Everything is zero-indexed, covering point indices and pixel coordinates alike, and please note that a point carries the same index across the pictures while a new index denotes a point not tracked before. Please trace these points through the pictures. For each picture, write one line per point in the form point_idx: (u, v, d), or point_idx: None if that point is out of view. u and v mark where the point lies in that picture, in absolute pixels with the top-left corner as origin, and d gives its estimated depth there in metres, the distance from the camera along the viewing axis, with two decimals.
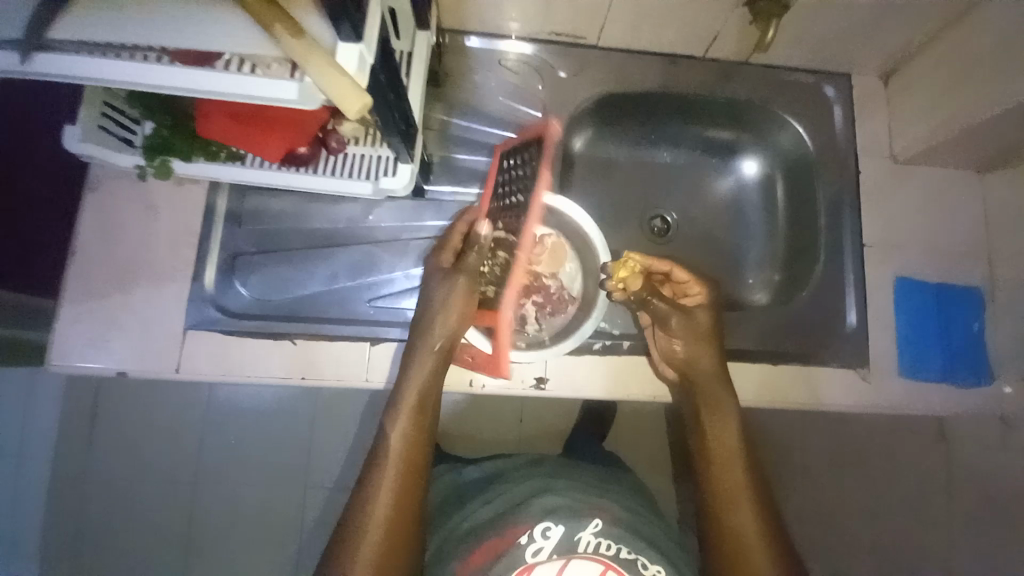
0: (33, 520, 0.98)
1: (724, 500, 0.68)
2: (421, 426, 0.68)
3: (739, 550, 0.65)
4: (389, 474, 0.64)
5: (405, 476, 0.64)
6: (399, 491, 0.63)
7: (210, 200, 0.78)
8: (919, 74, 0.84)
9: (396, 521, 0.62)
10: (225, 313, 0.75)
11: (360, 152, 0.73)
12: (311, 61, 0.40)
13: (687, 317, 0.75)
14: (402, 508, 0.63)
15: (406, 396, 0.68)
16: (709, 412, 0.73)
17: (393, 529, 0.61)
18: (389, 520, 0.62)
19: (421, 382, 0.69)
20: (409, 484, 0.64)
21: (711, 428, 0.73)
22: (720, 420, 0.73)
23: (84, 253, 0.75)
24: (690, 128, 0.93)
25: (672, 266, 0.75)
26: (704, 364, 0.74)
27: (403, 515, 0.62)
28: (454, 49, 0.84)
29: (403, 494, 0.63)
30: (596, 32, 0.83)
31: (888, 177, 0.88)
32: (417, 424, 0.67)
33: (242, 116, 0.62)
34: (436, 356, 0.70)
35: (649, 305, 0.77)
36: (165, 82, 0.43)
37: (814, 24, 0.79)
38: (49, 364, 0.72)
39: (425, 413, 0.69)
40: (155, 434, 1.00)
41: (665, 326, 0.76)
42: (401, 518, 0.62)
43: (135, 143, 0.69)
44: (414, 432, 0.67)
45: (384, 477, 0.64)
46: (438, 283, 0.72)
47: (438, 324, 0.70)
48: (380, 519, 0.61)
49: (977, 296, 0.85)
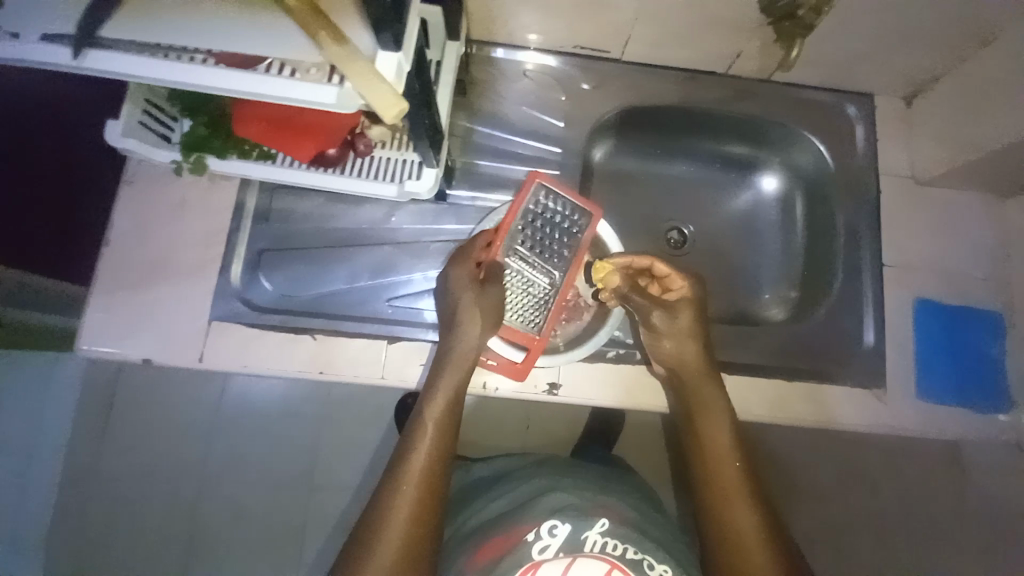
0: (52, 500, 1.01)
1: (723, 506, 0.68)
2: (450, 425, 0.70)
3: (739, 556, 0.65)
4: (414, 470, 0.66)
5: (430, 472, 0.66)
6: (423, 487, 0.65)
7: (239, 198, 0.81)
8: (943, 97, 0.84)
9: (419, 516, 0.63)
10: (249, 307, 0.77)
11: (386, 155, 0.75)
12: (353, 70, 0.42)
13: (669, 314, 0.74)
14: (424, 502, 0.64)
15: (438, 395, 0.70)
16: (702, 414, 0.73)
17: (415, 523, 0.63)
18: (413, 513, 0.63)
19: (456, 383, 0.71)
20: (432, 481, 0.66)
21: (708, 432, 0.73)
22: (711, 421, 0.73)
23: (117, 244, 0.78)
24: (710, 143, 0.93)
25: (653, 261, 0.76)
26: (688, 361, 0.74)
27: (424, 510, 0.64)
28: (480, 59, 0.86)
29: (425, 489, 0.65)
30: (620, 47, 0.84)
31: (909, 199, 0.87)
32: (445, 423, 0.70)
33: (279, 121, 0.65)
34: (462, 359, 0.72)
35: (629, 301, 0.76)
36: (206, 82, 0.45)
37: (837, 45, 0.79)
38: (79, 348, 0.74)
39: (454, 412, 0.71)
40: (174, 422, 1.03)
41: (651, 326, 0.75)
42: (423, 512, 0.64)
43: (172, 139, 0.72)
44: (442, 431, 0.69)
45: (410, 472, 0.66)
46: (470, 301, 0.72)
47: (463, 329, 0.72)
48: (404, 513, 0.63)
49: (997, 321, 0.84)
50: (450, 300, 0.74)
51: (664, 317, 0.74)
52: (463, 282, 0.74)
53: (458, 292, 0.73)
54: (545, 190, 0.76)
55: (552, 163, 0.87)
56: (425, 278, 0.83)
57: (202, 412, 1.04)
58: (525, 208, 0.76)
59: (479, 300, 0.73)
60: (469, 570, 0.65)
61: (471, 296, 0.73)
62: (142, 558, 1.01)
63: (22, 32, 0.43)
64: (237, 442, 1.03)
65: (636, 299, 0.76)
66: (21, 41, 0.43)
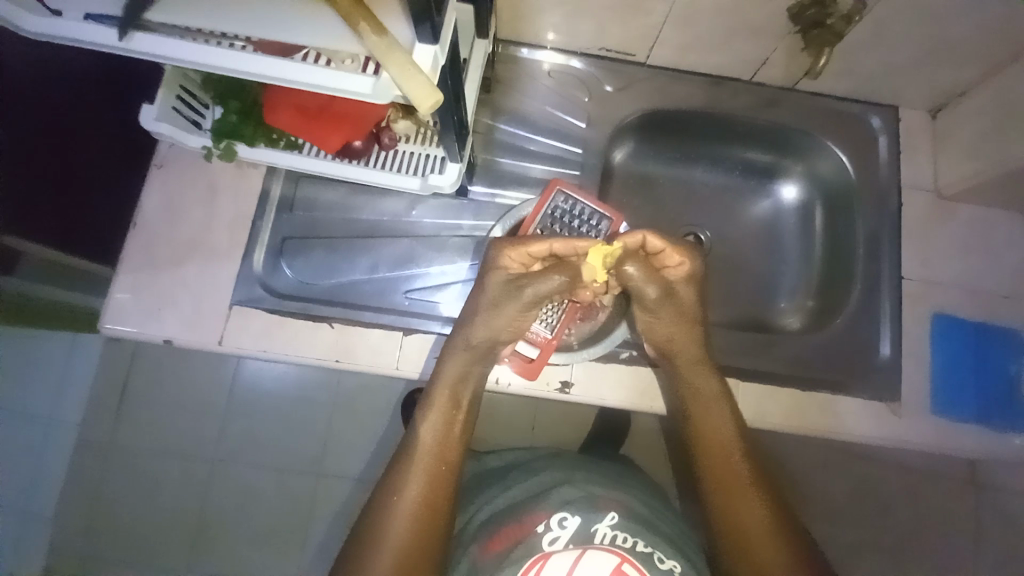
0: (64, 472, 1.03)
1: (725, 502, 0.68)
2: (454, 423, 0.70)
3: (749, 548, 0.65)
4: (419, 466, 0.66)
5: (435, 470, 0.66)
6: (427, 483, 0.66)
7: (265, 186, 0.82)
8: (971, 111, 0.83)
9: (426, 509, 0.64)
10: (270, 293, 0.79)
11: (410, 149, 0.76)
12: (392, 61, 0.43)
13: (670, 298, 0.72)
14: (429, 497, 0.65)
15: (439, 393, 0.70)
16: (693, 401, 0.73)
17: (423, 518, 0.64)
18: (420, 506, 0.64)
19: (454, 379, 0.71)
20: (437, 480, 0.66)
21: (697, 424, 0.73)
22: (715, 415, 0.72)
23: (143, 225, 0.79)
24: (732, 149, 0.93)
25: (646, 235, 0.71)
26: (685, 344, 0.73)
27: (433, 506, 0.65)
28: (506, 58, 0.87)
29: (431, 483, 0.66)
30: (646, 50, 0.84)
31: (932, 212, 0.87)
32: (447, 420, 0.69)
33: (310, 111, 0.67)
34: (469, 354, 0.71)
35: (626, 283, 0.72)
36: (239, 66, 0.45)
37: (863, 55, 0.79)
38: (103, 326, 0.75)
39: (460, 409, 0.70)
40: (188, 402, 1.05)
41: (645, 308, 0.73)
42: (429, 506, 0.65)
43: (203, 125, 0.74)
44: (443, 428, 0.69)
45: (414, 470, 0.66)
46: (496, 286, 0.72)
47: (476, 326, 0.71)
48: (410, 504, 0.64)
49: (1018, 338, 0.83)
50: (476, 293, 0.73)
51: (658, 298, 0.72)
52: (498, 267, 0.72)
53: (488, 278, 0.73)
54: (566, 196, 0.79)
55: (574, 162, 0.87)
56: (441, 273, 0.84)
57: (217, 396, 1.05)
58: (546, 211, 0.79)
59: (505, 291, 0.71)
60: (481, 560, 0.66)
61: (500, 287, 0.72)
62: (153, 539, 1.02)
63: (65, 11, 0.45)
64: (249, 428, 1.05)
65: (632, 275, 0.71)
66: (64, 18, 0.45)
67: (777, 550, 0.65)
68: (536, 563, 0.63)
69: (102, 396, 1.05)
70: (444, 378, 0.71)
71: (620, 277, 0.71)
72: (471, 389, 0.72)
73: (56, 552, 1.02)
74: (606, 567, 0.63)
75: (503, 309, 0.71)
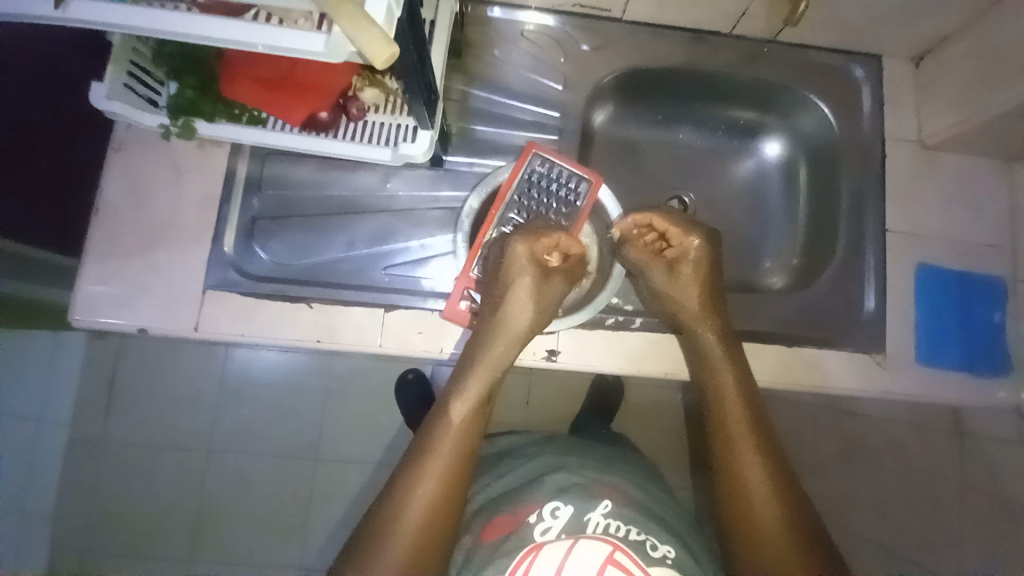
0: (51, 470, 1.02)
1: (729, 465, 0.69)
2: (481, 417, 0.69)
3: (750, 514, 0.66)
4: (438, 459, 0.65)
5: (452, 465, 0.66)
6: (442, 478, 0.65)
7: (230, 165, 0.79)
8: (955, 57, 0.81)
9: (440, 503, 0.64)
10: (245, 277, 0.76)
11: (380, 119, 0.73)
12: (343, 11, 0.40)
13: (670, 274, 0.77)
14: (446, 491, 0.64)
15: (469, 390, 0.69)
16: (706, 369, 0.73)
17: (435, 515, 0.63)
18: (433, 501, 0.63)
19: (487, 374, 0.70)
20: (459, 472, 0.66)
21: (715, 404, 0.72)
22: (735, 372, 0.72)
23: (106, 211, 0.76)
24: (713, 108, 0.91)
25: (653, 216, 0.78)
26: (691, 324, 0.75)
27: (445, 502, 0.64)
28: (476, 19, 0.84)
29: (447, 477, 0.65)
30: (621, 4, 0.81)
31: (915, 163, 0.86)
32: (478, 418, 0.69)
33: (271, 82, 0.65)
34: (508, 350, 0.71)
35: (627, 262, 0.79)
36: (188, 29, 0.42)
37: (841, 3, 0.77)
38: (73, 318, 0.73)
39: (488, 404, 0.70)
40: (173, 392, 1.03)
41: (653, 289, 0.78)
42: (445, 501, 0.64)
43: (159, 103, 0.70)
44: (471, 421, 0.68)
45: (432, 465, 0.65)
46: (530, 286, 0.72)
47: (492, 322, 0.71)
48: (425, 499, 0.63)
49: (1002, 289, 0.83)
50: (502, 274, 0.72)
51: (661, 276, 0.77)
52: (524, 260, 0.72)
53: (520, 276, 0.72)
54: (542, 159, 0.78)
55: (552, 128, 0.85)
56: (422, 247, 0.82)
57: (205, 386, 1.04)
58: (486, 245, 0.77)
59: (538, 288, 0.72)
60: (476, 548, 0.66)
61: (535, 281, 0.72)
62: (151, 534, 1.02)
63: None
64: (241, 419, 1.04)
65: (627, 253, 0.78)
66: None
67: (785, 544, 0.64)
68: (527, 556, 0.61)
69: (85, 390, 1.03)
70: (477, 376, 0.70)
71: (626, 259, 0.79)
72: (501, 384, 0.72)
73: (51, 551, 1.01)
74: (600, 556, 0.61)
75: (529, 301, 0.72)
